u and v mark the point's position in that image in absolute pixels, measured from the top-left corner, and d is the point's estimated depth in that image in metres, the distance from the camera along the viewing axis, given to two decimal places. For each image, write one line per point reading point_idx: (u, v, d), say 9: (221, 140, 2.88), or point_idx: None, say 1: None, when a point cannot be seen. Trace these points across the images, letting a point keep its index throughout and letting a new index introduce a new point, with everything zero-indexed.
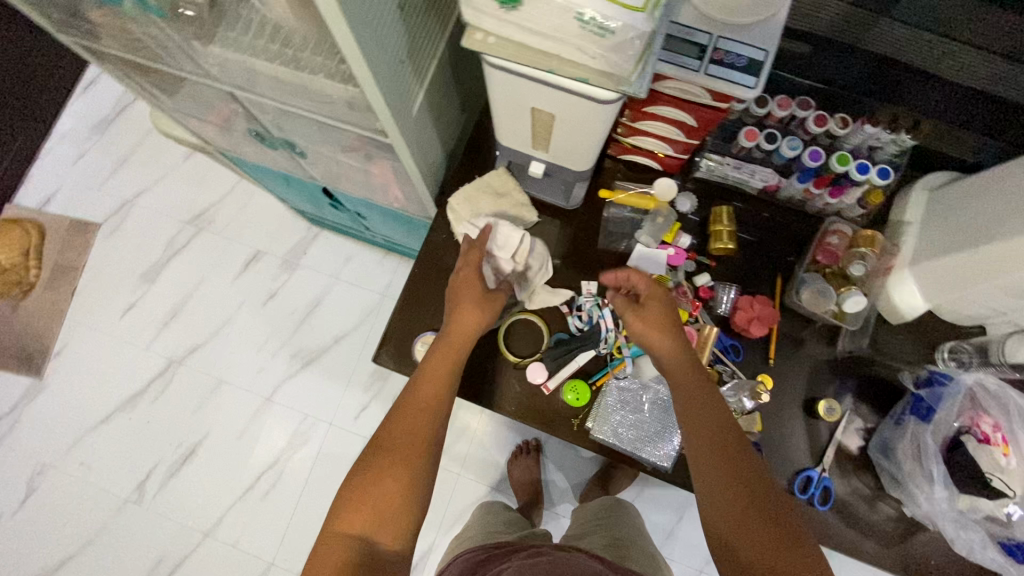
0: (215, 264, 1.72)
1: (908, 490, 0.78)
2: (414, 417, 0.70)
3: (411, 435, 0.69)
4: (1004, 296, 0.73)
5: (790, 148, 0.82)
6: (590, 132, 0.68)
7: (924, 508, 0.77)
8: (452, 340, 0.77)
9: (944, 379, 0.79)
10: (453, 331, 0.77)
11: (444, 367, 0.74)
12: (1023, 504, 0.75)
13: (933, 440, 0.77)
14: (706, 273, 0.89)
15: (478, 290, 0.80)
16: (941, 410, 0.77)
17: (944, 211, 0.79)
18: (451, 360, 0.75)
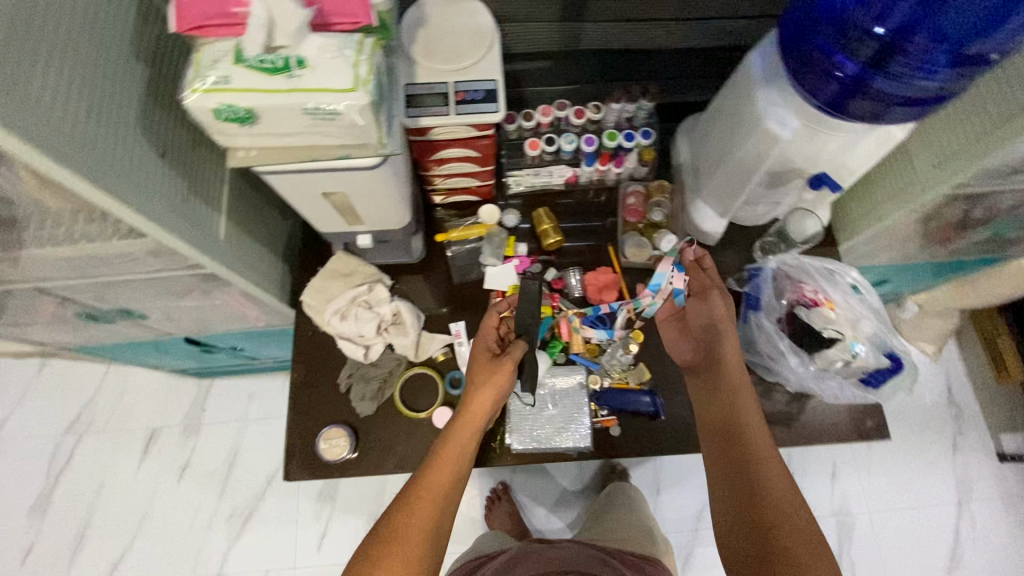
0: (111, 462, 1.59)
1: (776, 371, 0.90)
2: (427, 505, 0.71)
3: (426, 512, 0.70)
4: (766, 189, 0.89)
5: (568, 143, 0.96)
6: (384, 193, 0.75)
7: (794, 379, 0.88)
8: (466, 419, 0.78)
9: (757, 271, 0.93)
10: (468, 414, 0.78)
11: (456, 456, 0.75)
12: (863, 342, 0.87)
13: (769, 320, 0.88)
14: (551, 267, 0.99)
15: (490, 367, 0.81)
16: (765, 295, 0.90)
17: (698, 144, 0.95)
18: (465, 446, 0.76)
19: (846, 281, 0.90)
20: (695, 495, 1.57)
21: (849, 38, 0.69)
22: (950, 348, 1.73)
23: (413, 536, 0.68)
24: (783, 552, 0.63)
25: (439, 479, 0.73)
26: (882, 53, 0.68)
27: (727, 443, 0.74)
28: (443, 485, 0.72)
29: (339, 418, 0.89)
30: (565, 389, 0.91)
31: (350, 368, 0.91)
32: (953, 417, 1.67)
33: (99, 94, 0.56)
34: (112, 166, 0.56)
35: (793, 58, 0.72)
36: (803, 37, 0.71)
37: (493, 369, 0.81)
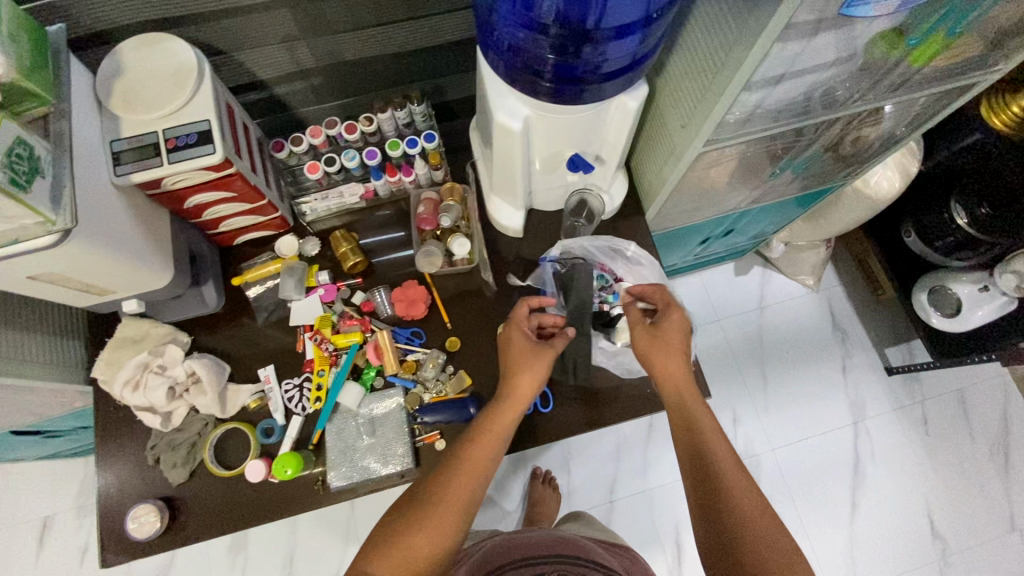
0: (5, 563, 1.51)
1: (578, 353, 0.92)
2: (465, 476, 0.69)
3: (457, 487, 0.68)
4: (543, 174, 0.88)
5: (350, 160, 0.93)
6: (109, 262, 0.70)
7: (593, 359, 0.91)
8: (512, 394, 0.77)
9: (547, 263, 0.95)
10: (512, 390, 0.77)
11: (496, 431, 0.74)
12: None
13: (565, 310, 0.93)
14: (359, 290, 0.96)
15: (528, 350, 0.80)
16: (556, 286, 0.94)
17: (480, 139, 0.93)
18: (503, 426, 0.74)
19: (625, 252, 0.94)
20: (604, 469, 1.60)
21: (529, 37, 0.68)
22: (828, 276, 1.78)
23: (444, 505, 0.66)
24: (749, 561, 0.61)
25: (480, 450, 0.71)
26: (564, 40, 0.68)
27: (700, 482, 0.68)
28: (478, 465, 0.70)
29: (152, 492, 0.85)
30: (384, 412, 0.89)
31: (156, 437, 0.87)
32: (839, 342, 1.74)
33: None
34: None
35: (500, 60, 0.70)
36: (494, 39, 0.69)
37: (535, 354, 0.79)
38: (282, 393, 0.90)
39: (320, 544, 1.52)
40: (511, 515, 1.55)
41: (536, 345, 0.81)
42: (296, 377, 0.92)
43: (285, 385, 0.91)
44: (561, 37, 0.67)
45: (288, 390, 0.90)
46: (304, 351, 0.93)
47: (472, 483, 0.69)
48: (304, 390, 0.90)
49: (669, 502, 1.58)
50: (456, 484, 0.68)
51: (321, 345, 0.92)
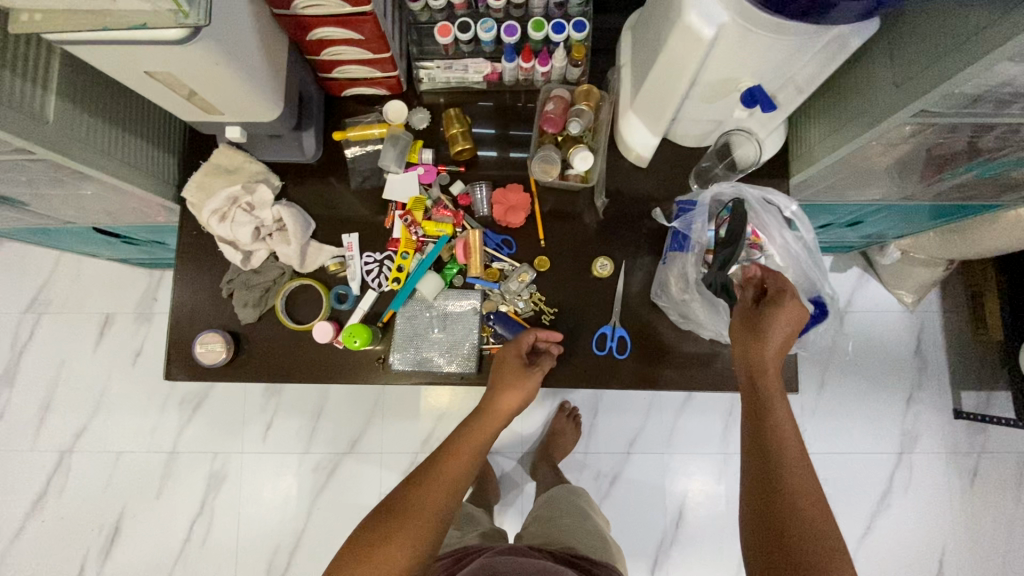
0: (68, 343, 1.64)
1: (693, 316, 0.81)
2: (439, 486, 0.68)
3: (437, 496, 0.67)
4: (701, 103, 0.76)
5: (485, 31, 0.82)
6: (226, 79, 0.65)
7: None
8: (486, 415, 0.75)
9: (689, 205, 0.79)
10: (490, 410, 0.75)
11: (472, 443, 0.73)
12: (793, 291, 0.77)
13: (696, 263, 0.78)
14: (459, 181, 0.90)
15: (518, 370, 0.78)
16: (693, 233, 0.77)
17: (639, 42, 0.80)
18: (478, 440, 0.73)
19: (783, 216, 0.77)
20: (630, 423, 1.58)
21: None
22: (931, 297, 1.62)
23: (419, 519, 0.65)
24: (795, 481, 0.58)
25: (454, 463, 0.71)
26: None
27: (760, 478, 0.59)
28: (455, 476, 0.69)
29: (221, 322, 0.86)
30: (457, 312, 0.86)
31: (233, 272, 0.86)
32: (915, 369, 1.61)
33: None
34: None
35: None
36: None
37: (526, 375, 0.78)
38: (362, 265, 0.87)
39: (347, 409, 1.60)
40: (528, 436, 1.57)
41: (524, 366, 0.79)
42: (378, 252, 0.88)
43: (366, 258, 0.88)
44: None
45: (369, 264, 0.88)
46: (391, 229, 0.88)
47: (447, 502, 0.67)
48: (384, 268, 0.87)
49: (685, 469, 1.56)
50: (433, 489, 0.68)
51: (410, 228, 0.87)
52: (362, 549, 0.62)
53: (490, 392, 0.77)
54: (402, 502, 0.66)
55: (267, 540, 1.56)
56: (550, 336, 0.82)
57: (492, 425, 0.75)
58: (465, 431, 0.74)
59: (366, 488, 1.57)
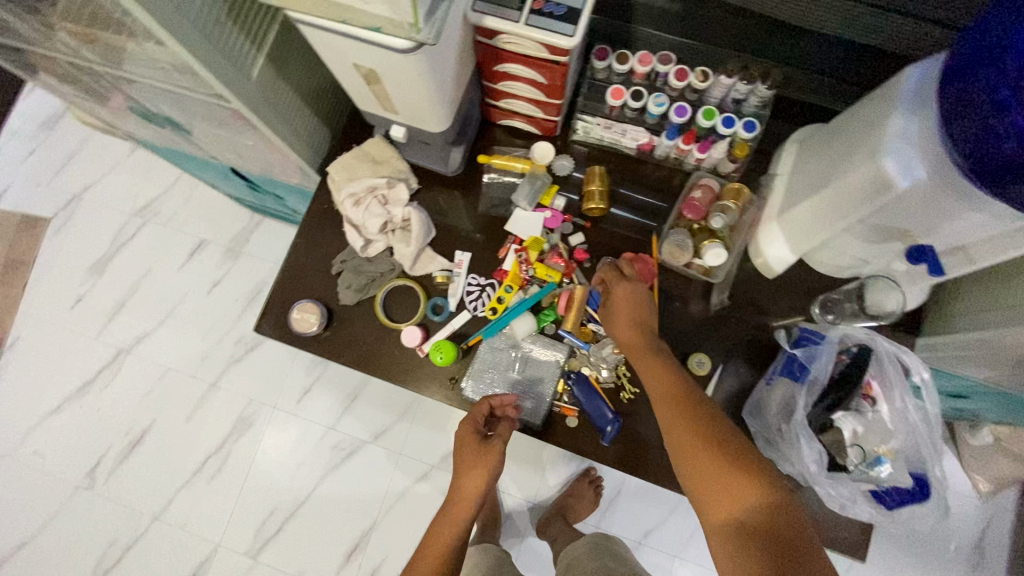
0: (160, 254, 1.75)
1: (782, 449, 0.74)
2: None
3: None
4: (857, 241, 0.73)
5: (656, 105, 0.83)
6: (418, 88, 0.68)
7: (801, 469, 0.72)
8: (453, 500, 0.77)
9: (816, 338, 0.73)
10: (455, 497, 0.77)
11: (439, 545, 0.73)
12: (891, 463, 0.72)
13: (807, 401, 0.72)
14: (581, 234, 0.90)
15: (476, 448, 0.77)
16: (814, 368, 0.72)
17: (805, 158, 0.79)
18: (450, 533, 0.74)
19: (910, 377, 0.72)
20: (651, 512, 1.51)
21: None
22: (1009, 494, 1.48)
23: None
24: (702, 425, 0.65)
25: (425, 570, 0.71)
26: None
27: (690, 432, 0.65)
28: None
29: (321, 296, 0.89)
30: (539, 359, 0.86)
31: (347, 254, 0.90)
32: (970, 564, 1.47)
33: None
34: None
35: (958, 92, 0.54)
36: (980, 64, 0.52)
37: (484, 451, 0.77)
38: (464, 285, 0.89)
39: (381, 400, 1.61)
40: (545, 489, 1.53)
41: (482, 441, 0.78)
42: (483, 277, 0.90)
43: (471, 279, 0.89)
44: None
45: (472, 286, 0.89)
46: (503, 259, 0.90)
47: None
48: (485, 295, 0.88)
49: None
50: None
51: (522, 265, 0.88)
52: None
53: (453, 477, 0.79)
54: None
55: (267, 499, 1.58)
56: (504, 401, 0.80)
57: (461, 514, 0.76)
58: (439, 527, 0.76)
59: (374, 482, 1.57)
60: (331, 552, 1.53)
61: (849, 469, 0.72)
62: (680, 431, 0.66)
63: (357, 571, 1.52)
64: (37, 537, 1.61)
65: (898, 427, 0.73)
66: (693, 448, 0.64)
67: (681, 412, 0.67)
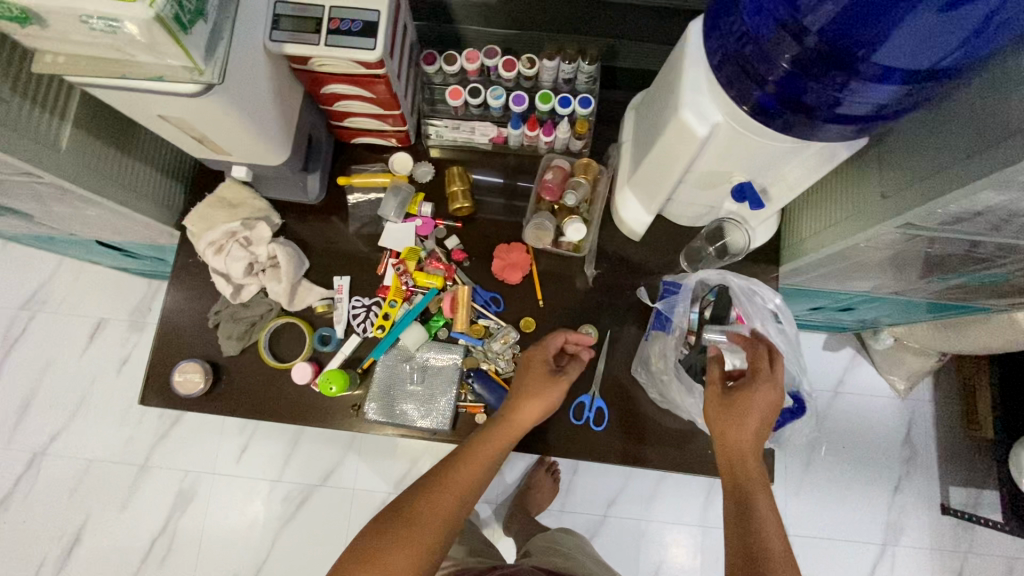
0: (58, 344, 1.64)
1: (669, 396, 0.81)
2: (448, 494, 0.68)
3: (442, 513, 0.66)
4: (696, 190, 0.78)
5: (495, 98, 0.86)
6: (236, 127, 0.67)
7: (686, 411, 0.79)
8: (503, 425, 0.74)
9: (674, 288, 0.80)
10: (507, 419, 0.74)
11: (483, 462, 0.71)
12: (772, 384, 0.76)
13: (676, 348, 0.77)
14: (455, 236, 0.91)
15: (545, 377, 0.77)
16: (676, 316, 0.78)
17: (640, 122, 0.83)
18: (491, 453, 0.72)
19: (768, 308, 0.78)
20: (610, 484, 1.54)
21: (773, 36, 0.58)
22: (923, 387, 1.60)
23: (419, 534, 0.64)
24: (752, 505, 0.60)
25: (467, 474, 0.70)
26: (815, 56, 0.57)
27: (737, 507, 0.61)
28: (444, 513, 0.67)
29: (203, 353, 0.87)
30: (435, 365, 0.86)
31: (222, 304, 0.87)
32: (902, 458, 1.58)
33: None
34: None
35: (722, 43, 0.61)
36: (730, 15, 0.60)
37: (551, 381, 0.76)
38: (349, 309, 0.88)
39: (324, 439, 1.58)
40: (504, 487, 1.54)
41: (551, 374, 0.77)
42: (367, 297, 0.89)
43: (355, 302, 0.89)
44: (811, 51, 0.57)
45: (357, 308, 0.89)
46: (383, 275, 0.90)
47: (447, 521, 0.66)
48: (371, 314, 0.88)
49: (662, 538, 1.52)
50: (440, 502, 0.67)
51: (402, 277, 0.88)
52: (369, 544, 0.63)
53: (511, 398, 0.76)
54: (407, 504, 0.67)
55: (226, 568, 1.52)
56: (580, 341, 0.80)
57: (501, 444, 0.73)
58: (475, 446, 0.72)
59: (334, 523, 1.53)
60: None
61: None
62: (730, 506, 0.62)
63: None
64: None
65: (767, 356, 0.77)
66: (745, 474, 0.63)
67: (750, 435, 0.64)
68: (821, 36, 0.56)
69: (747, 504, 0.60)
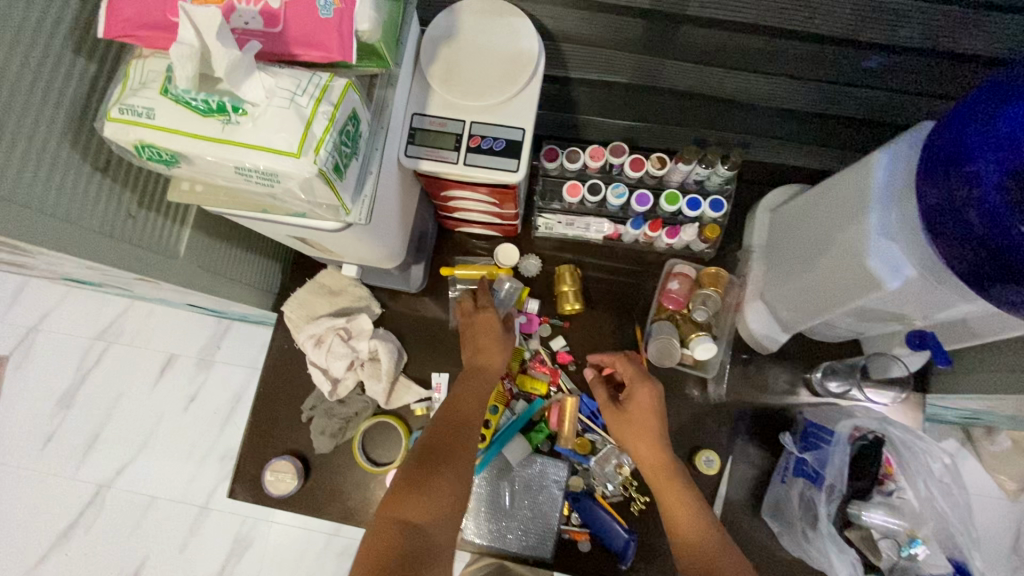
0: (130, 377, 1.66)
1: (811, 556, 0.68)
2: (451, 432, 0.66)
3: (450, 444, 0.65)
4: (854, 321, 0.68)
5: (616, 197, 0.79)
6: (361, 243, 0.62)
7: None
8: (474, 374, 0.73)
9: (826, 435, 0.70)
10: (475, 371, 0.73)
11: (472, 403, 0.70)
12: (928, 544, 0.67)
13: (829, 506, 0.67)
14: (561, 336, 0.84)
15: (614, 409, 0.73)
16: (829, 468, 0.68)
17: (783, 233, 0.75)
18: (476, 397, 0.70)
19: (932, 463, 0.68)
20: None
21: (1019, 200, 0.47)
22: None
23: (442, 473, 0.62)
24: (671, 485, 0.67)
25: (460, 413, 0.68)
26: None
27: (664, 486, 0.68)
28: (453, 444, 0.65)
29: (294, 447, 0.83)
30: (537, 481, 0.79)
31: (316, 397, 0.84)
32: (1011, 568, 1.42)
33: (5, 97, 0.45)
34: (8, 197, 0.46)
35: (935, 192, 0.50)
36: (962, 161, 0.48)
37: (623, 413, 0.72)
38: None
39: None
40: None
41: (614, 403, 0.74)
42: None
43: None
44: None
45: None
46: None
47: (461, 452, 0.65)
48: None
49: None
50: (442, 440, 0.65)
51: (505, 380, 0.82)
52: (398, 492, 0.60)
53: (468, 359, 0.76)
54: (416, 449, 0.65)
55: None
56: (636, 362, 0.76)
57: (488, 384, 0.72)
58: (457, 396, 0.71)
59: None
60: None
61: (885, 568, 0.68)
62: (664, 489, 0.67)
63: None
64: None
65: (936, 524, 0.67)
66: (668, 487, 0.67)
67: (653, 446, 0.69)
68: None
69: (671, 483, 0.67)
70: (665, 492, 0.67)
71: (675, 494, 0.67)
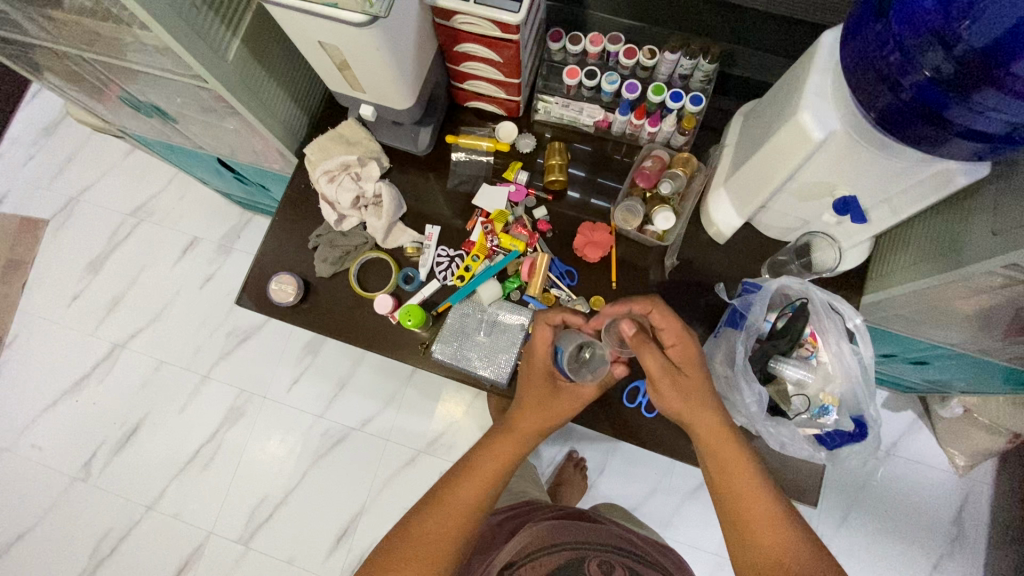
0: (155, 252, 1.81)
1: (730, 396, 0.79)
2: (476, 480, 0.70)
3: (466, 494, 0.69)
4: (796, 200, 0.78)
5: (609, 83, 0.89)
6: (379, 64, 0.74)
7: (745, 411, 0.77)
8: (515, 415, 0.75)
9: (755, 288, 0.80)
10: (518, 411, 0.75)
11: (505, 448, 0.72)
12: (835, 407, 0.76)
13: (745, 345, 0.77)
14: (543, 207, 0.95)
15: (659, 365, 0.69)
16: (750, 314, 0.78)
17: (748, 125, 0.83)
18: (510, 443, 0.73)
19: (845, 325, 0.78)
20: (634, 491, 1.53)
21: (921, 44, 0.57)
22: (986, 466, 1.50)
23: (450, 519, 0.67)
24: (722, 457, 0.67)
25: (490, 463, 0.71)
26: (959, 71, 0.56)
27: (721, 461, 0.66)
28: (468, 502, 0.69)
29: (298, 269, 0.94)
30: (503, 322, 0.90)
31: (323, 229, 0.95)
32: (948, 538, 1.48)
33: None
34: None
35: (859, 47, 0.60)
36: (883, 14, 0.58)
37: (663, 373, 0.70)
38: (432, 255, 0.94)
39: (369, 386, 1.66)
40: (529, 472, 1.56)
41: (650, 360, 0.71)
42: (452, 249, 0.95)
43: (440, 250, 0.94)
44: (958, 60, 0.56)
45: (440, 255, 0.94)
46: (470, 231, 0.94)
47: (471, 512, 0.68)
48: (453, 265, 0.93)
49: None
50: (456, 498, 0.69)
51: (488, 235, 0.93)
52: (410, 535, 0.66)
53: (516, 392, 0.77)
54: (436, 494, 0.70)
55: (258, 488, 1.62)
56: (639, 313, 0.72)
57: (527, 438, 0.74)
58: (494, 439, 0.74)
59: (362, 466, 1.61)
60: (321, 536, 1.57)
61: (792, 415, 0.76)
62: (723, 460, 0.67)
63: (347, 555, 1.55)
64: (32, 529, 1.65)
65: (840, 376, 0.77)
66: (726, 452, 0.67)
67: (711, 411, 0.68)
68: (973, 47, 0.55)
69: (727, 452, 0.67)
70: (721, 463, 0.67)
71: (735, 465, 0.66)
